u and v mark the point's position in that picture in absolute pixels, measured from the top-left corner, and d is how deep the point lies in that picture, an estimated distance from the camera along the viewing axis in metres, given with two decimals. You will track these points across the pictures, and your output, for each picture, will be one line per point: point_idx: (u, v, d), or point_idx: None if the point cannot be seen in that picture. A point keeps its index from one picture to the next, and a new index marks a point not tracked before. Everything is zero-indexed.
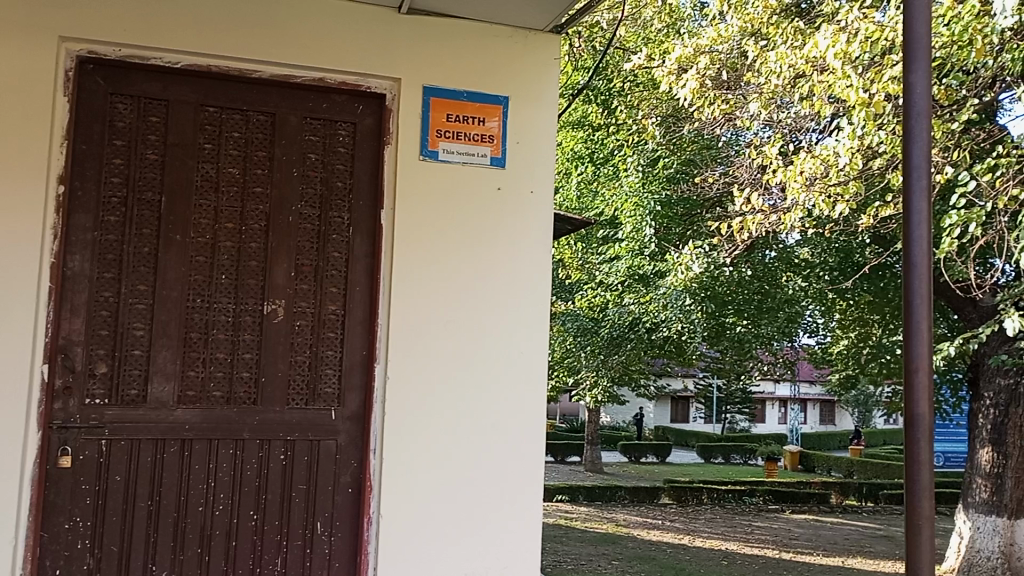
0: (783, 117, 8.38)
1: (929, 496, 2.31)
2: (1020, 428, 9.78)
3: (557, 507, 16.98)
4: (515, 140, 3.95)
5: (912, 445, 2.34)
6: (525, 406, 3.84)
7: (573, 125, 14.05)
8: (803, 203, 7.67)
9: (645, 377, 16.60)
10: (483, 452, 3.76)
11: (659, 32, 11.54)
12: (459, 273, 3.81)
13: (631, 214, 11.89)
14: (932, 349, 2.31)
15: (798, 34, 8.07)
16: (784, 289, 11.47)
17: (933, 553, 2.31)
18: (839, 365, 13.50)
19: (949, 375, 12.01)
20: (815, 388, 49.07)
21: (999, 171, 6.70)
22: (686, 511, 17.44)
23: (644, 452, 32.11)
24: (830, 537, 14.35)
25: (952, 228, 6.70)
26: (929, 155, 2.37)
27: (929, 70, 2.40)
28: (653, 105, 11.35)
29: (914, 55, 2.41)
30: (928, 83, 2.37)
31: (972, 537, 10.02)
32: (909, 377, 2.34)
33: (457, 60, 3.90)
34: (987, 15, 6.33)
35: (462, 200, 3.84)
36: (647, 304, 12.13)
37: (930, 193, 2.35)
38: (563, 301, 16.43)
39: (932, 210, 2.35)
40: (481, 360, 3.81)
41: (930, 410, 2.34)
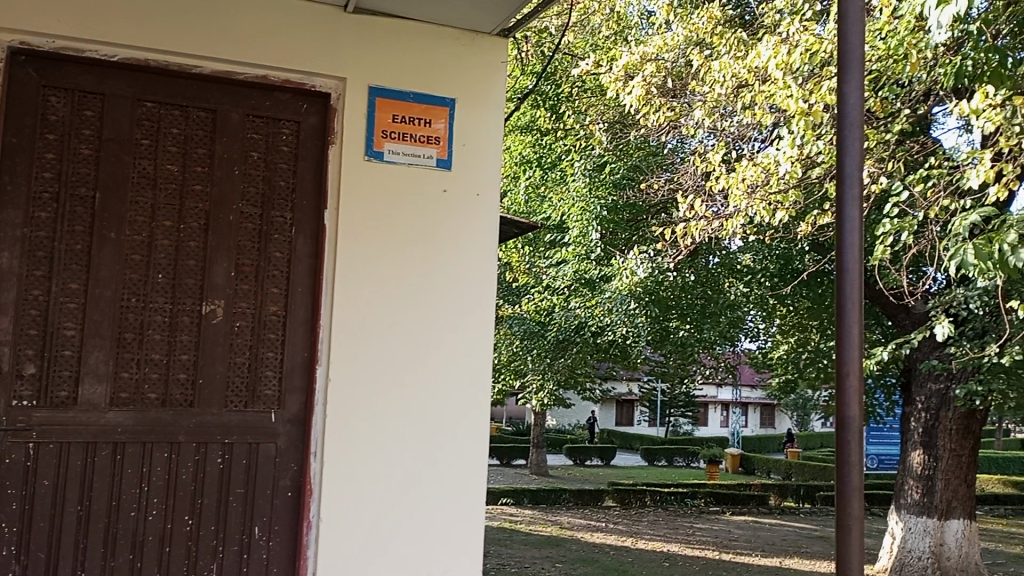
0: (726, 125, 8.49)
1: (858, 497, 2.37)
2: (950, 431, 10.10)
3: (502, 510, 16.98)
4: (462, 142, 3.94)
5: (843, 447, 2.41)
6: (469, 409, 3.83)
7: (521, 130, 14.09)
8: (745, 210, 7.79)
9: (591, 380, 16.72)
10: (425, 455, 3.74)
11: (606, 39, 11.68)
12: (404, 275, 3.79)
13: (578, 218, 12.07)
14: (862, 354, 2.38)
15: (741, 44, 8.23)
16: (726, 295, 11.72)
17: (862, 552, 2.38)
18: (779, 369, 13.78)
19: (883, 379, 12.36)
20: (756, 392, 50.07)
21: (931, 181, 6.94)
22: (630, 513, 17.60)
23: (589, 455, 32.32)
24: (768, 538, 14.64)
25: (886, 236, 6.92)
26: (860, 165, 2.43)
27: (861, 82, 2.47)
28: (601, 111, 11.59)
29: (847, 66, 2.48)
30: (859, 94, 2.44)
31: (903, 537, 10.33)
32: (840, 381, 2.40)
33: (405, 61, 3.88)
34: (921, 30, 6.56)
35: (408, 202, 3.82)
36: (593, 308, 12.23)
37: (860, 202, 2.42)
38: (510, 304, 16.45)
39: (863, 219, 2.42)
40: (425, 363, 3.78)
41: (860, 413, 2.41)
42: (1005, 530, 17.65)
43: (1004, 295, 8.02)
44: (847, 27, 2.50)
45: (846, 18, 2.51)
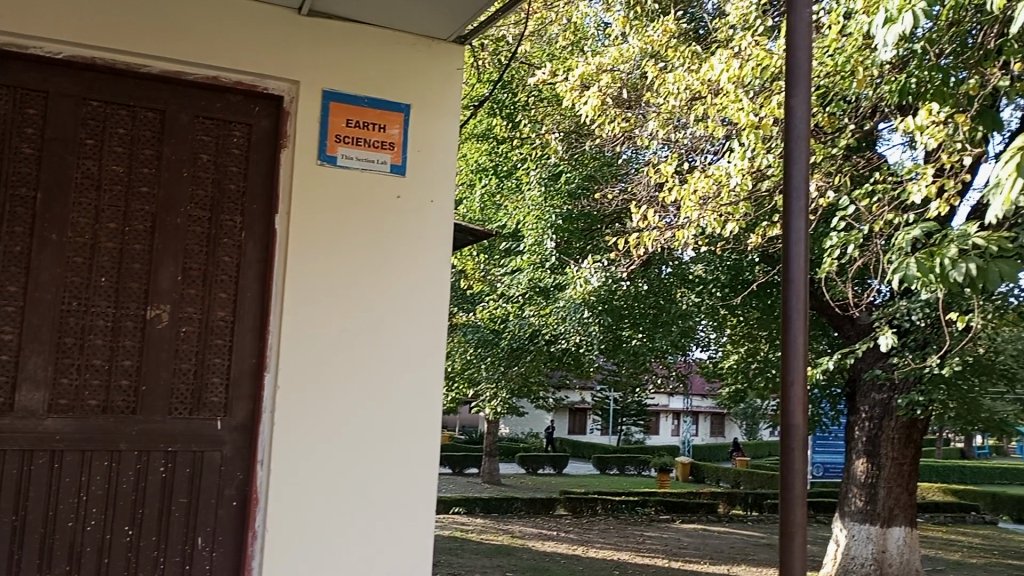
0: (679, 137, 8.57)
1: (802, 504, 2.41)
2: (892, 440, 10.33)
3: (453, 519, 16.88)
4: (417, 148, 3.92)
5: (787, 455, 2.45)
6: (420, 417, 3.80)
7: (477, 138, 14.11)
8: (696, 222, 7.89)
9: (544, 389, 16.75)
10: (375, 464, 3.70)
11: (563, 49, 11.78)
12: (355, 282, 3.75)
13: (533, 226, 12.08)
14: (807, 363, 2.42)
15: (695, 58, 8.37)
16: (678, 304, 11.76)
17: (805, 559, 2.42)
18: (728, 378, 13.96)
19: (829, 389, 12.61)
20: (707, 402, 50.77)
21: (875, 197, 7.13)
22: (581, 522, 17.66)
23: (542, 464, 32.33)
24: (717, 546, 14.81)
25: (833, 250, 7.12)
26: (806, 178, 2.49)
27: (808, 97, 2.53)
28: (557, 121, 11.90)
29: (795, 82, 2.53)
30: (806, 109, 2.50)
31: (847, 544, 10.53)
32: (785, 390, 2.44)
33: (360, 66, 3.85)
34: (868, 49, 6.75)
35: (361, 207, 3.79)
36: (546, 316, 12.27)
37: (805, 214, 2.47)
38: (464, 311, 16.41)
39: (808, 231, 2.48)
40: (376, 371, 3.75)
41: (805, 421, 2.45)
42: (944, 537, 18.11)
43: (945, 308, 8.24)
44: (795, 42, 2.55)
45: (795, 33, 2.56)
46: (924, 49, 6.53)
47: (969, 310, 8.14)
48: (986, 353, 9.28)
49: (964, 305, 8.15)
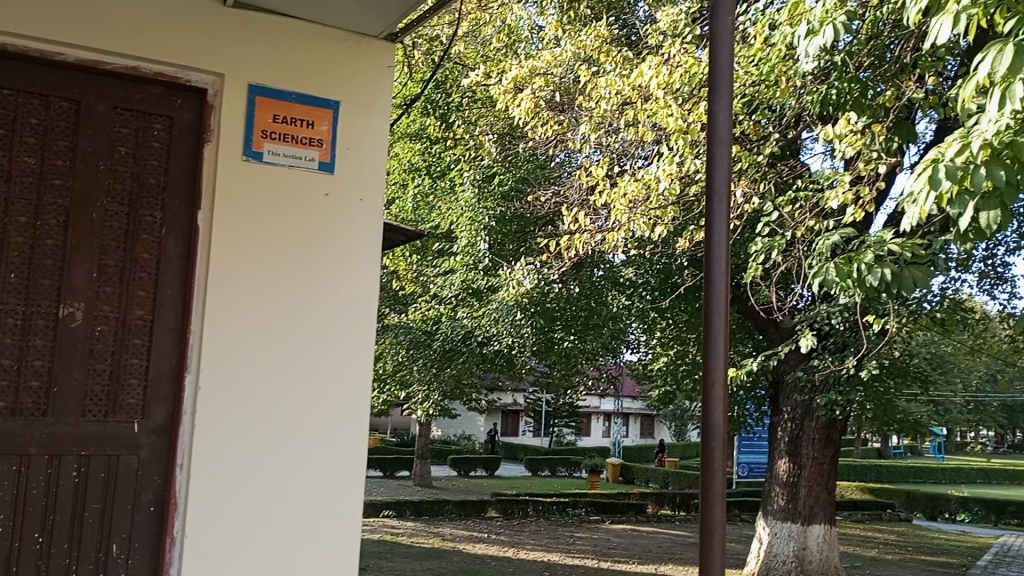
0: (611, 141, 8.67)
1: (720, 502, 2.46)
2: (813, 440, 10.64)
3: (383, 522, 16.71)
4: (345, 146, 3.86)
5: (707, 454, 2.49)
6: (347, 420, 3.76)
7: (411, 137, 13.98)
8: (626, 225, 7.99)
9: (477, 391, 16.75)
10: (299, 467, 3.63)
11: (497, 51, 11.80)
12: (281, 281, 3.67)
13: (465, 227, 12.08)
14: (726, 363, 2.47)
15: (626, 63, 8.48)
16: (608, 307, 11.95)
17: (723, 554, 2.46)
18: (658, 380, 14.20)
19: (754, 390, 12.91)
20: (637, 403, 51.55)
21: (798, 203, 7.35)
22: (512, 524, 17.69)
23: (474, 466, 32.28)
24: (645, 545, 15.02)
25: (757, 254, 7.31)
26: (728, 181, 2.54)
27: (730, 103, 2.59)
28: (490, 122, 11.71)
29: (718, 87, 2.59)
30: (728, 113, 2.56)
31: (770, 542, 10.79)
32: (705, 389, 2.49)
33: (287, 61, 3.78)
34: (791, 60, 6.95)
35: (288, 205, 3.71)
36: (479, 318, 12.26)
37: (727, 216, 2.53)
38: (397, 313, 16.28)
39: (729, 233, 2.53)
40: (303, 373, 3.68)
41: (724, 420, 2.50)
42: (861, 534, 18.76)
43: (862, 311, 8.53)
44: (719, 45, 2.61)
45: (717, 39, 2.61)
46: (844, 61, 6.75)
47: (884, 314, 8.44)
48: (901, 356, 9.66)
49: (880, 310, 8.45)
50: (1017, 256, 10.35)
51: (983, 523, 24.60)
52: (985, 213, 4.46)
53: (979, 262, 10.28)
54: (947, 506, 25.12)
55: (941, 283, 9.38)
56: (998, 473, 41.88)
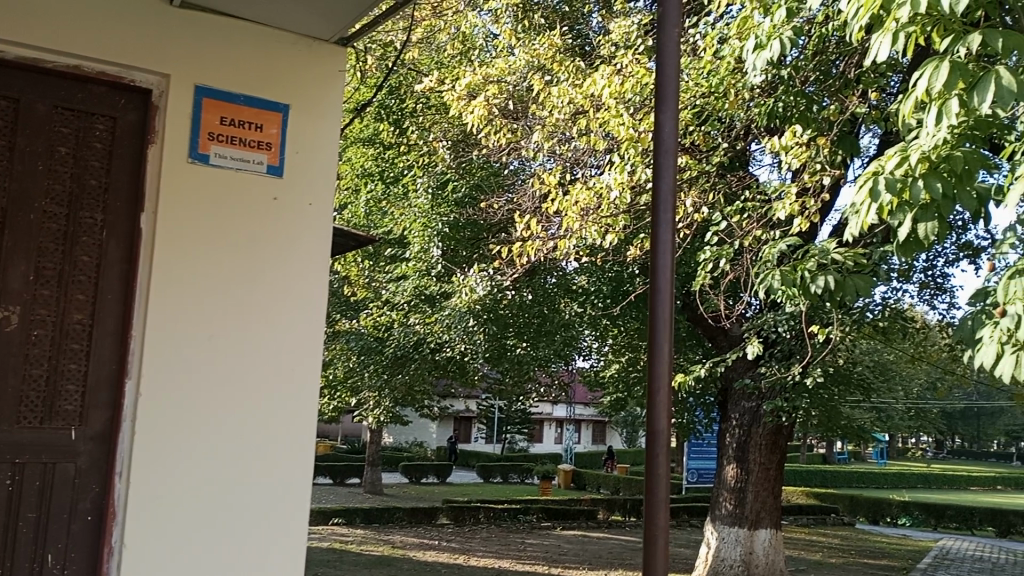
0: (564, 150, 8.73)
1: (665, 506, 2.49)
2: (759, 446, 10.83)
3: (332, 530, 16.51)
4: (294, 149, 3.82)
5: (652, 459, 2.52)
6: (292, 430, 3.70)
7: (364, 142, 13.88)
8: (578, 233, 8.05)
9: (428, 397, 16.68)
10: (243, 473, 3.56)
11: (451, 57, 11.81)
12: (227, 286, 3.61)
13: (418, 233, 12.03)
14: (671, 370, 2.50)
15: (579, 73, 8.56)
16: (561, 314, 12.02)
17: (666, 559, 2.49)
18: (610, 387, 14.32)
19: (703, 397, 13.08)
20: (589, 409, 51.87)
21: (745, 213, 7.51)
22: (463, 531, 17.63)
23: (426, 473, 32.12)
24: (595, 551, 15.09)
25: (705, 263, 7.43)
26: (673, 190, 2.58)
27: (676, 114, 2.63)
28: (443, 129, 11.81)
29: (664, 98, 2.63)
30: (674, 123, 2.60)
31: (717, 546, 10.89)
32: (651, 395, 2.51)
33: (236, 63, 3.72)
34: (740, 72, 7.11)
35: (234, 208, 3.65)
36: (431, 324, 12.13)
37: (672, 225, 2.56)
38: (348, 318, 16.14)
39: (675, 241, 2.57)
40: (248, 380, 3.62)
41: (668, 425, 2.52)
42: (806, 538, 19.10)
43: (808, 321, 8.68)
44: (665, 56, 2.64)
45: (663, 51, 2.65)
46: (790, 75, 6.95)
47: (828, 322, 8.63)
48: (844, 364, 9.89)
49: (824, 319, 8.64)
50: (955, 267, 10.68)
51: (923, 527, 25.25)
52: (922, 225, 4.61)
53: (919, 273, 10.58)
54: (889, 510, 25.72)
55: (882, 292, 9.64)
56: (937, 478, 43.05)
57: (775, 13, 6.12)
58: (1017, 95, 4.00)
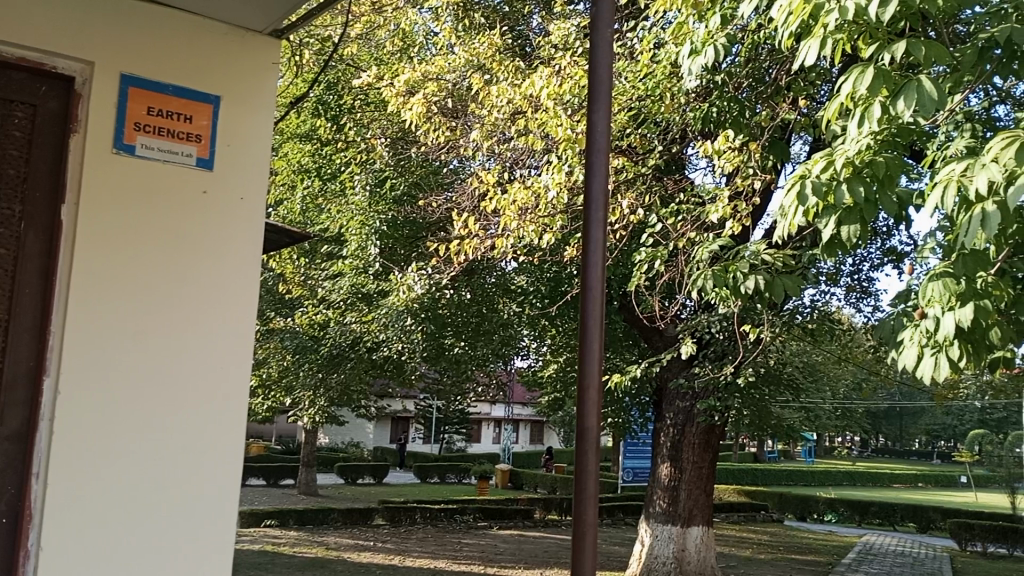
0: (502, 149, 8.75)
1: (593, 504, 2.51)
2: (692, 445, 11.07)
3: (265, 533, 16.19)
4: (229, 142, 3.36)
5: (582, 458, 2.53)
6: (222, 462, 3.20)
7: (300, 138, 13.62)
8: (516, 231, 8.07)
9: (366, 397, 16.49)
10: (177, 508, 3.08)
11: (391, 54, 11.72)
12: (160, 293, 3.13)
13: (355, 231, 11.85)
14: (602, 368, 2.52)
15: (518, 72, 8.59)
16: (499, 314, 12.04)
17: (593, 555, 2.51)
18: (548, 387, 14.39)
19: (639, 397, 13.24)
20: (527, 409, 52.09)
21: (679, 215, 7.65)
22: (399, 532, 17.50)
23: (362, 474, 31.77)
24: (532, 551, 15.15)
25: (641, 263, 7.57)
26: (605, 191, 2.59)
27: (608, 113, 2.63)
28: (382, 126, 11.93)
29: (596, 97, 2.62)
30: (606, 123, 2.60)
31: (651, 544, 11.06)
32: (581, 395, 2.52)
33: (165, 49, 3.26)
34: (675, 77, 7.27)
35: (167, 204, 3.18)
36: (367, 322, 12.00)
37: (603, 226, 2.57)
38: (284, 316, 15.89)
39: (604, 240, 2.58)
40: (175, 403, 3.12)
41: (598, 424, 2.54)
42: (736, 535, 19.50)
43: (739, 321, 8.90)
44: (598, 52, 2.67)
45: (597, 50, 2.65)
46: (724, 80, 7.16)
47: (760, 323, 8.84)
48: (775, 365, 10.12)
49: (756, 320, 8.85)
50: (880, 271, 11.02)
51: (848, 523, 26.03)
52: (846, 227, 4.74)
53: (846, 276, 10.89)
54: (816, 506, 26.46)
55: (811, 295, 9.89)
56: (862, 475, 44.47)
57: (710, 18, 6.25)
58: (937, 102, 4.16)
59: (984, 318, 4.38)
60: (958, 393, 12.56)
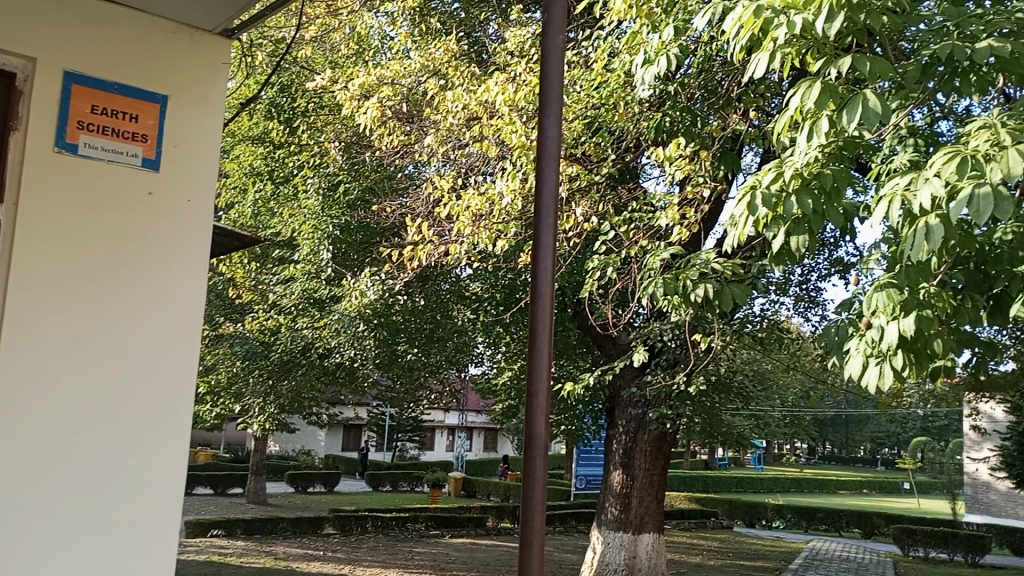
0: (458, 156, 8.76)
1: (541, 509, 2.51)
2: (644, 452, 11.11)
3: (211, 543, 15.87)
4: (174, 143, 3.27)
5: (529, 461, 2.53)
6: (163, 472, 3.07)
7: (252, 141, 13.44)
8: (470, 238, 8.06)
9: (317, 404, 16.30)
10: (118, 521, 2.94)
11: (346, 58, 11.66)
12: (103, 296, 3.01)
13: (307, 236, 11.69)
14: (551, 370, 2.55)
15: (473, 79, 8.63)
16: (454, 320, 12.02)
17: (541, 560, 2.49)
18: (502, 394, 14.41)
19: (592, 404, 13.32)
20: (481, 417, 52.02)
21: (632, 223, 7.73)
22: (350, 541, 17.31)
23: (312, 482, 31.33)
24: (484, 559, 15.12)
25: (594, 271, 7.63)
26: (555, 194, 2.63)
27: (558, 118, 2.70)
28: (336, 129, 11.63)
29: (547, 100, 2.69)
30: (557, 127, 2.67)
31: (603, 551, 11.07)
32: (530, 397, 2.54)
33: (109, 47, 3.15)
34: (630, 86, 7.38)
35: (111, 205, 3.07)
36: (320, 328, 11.72)
37: (554, 228, 2.60)
38: (233, 322, 15.64)
39: (555, 244, 2.61)
40: (117, 410, 2.99)
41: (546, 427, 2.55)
42: (687, 541, 19.70)
43: (691, 329, 9.00)
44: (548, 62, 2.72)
45: (548, 55, 2.71)
46: (677, 91, 7.28)
47: (710, 332, 8.97)
48: (725, 373, 10.26)
49: (706, 328, 8.96)
50: (827, 281, 11.26)
51: (795, 529, 26.49)
52: (794, 238, 4.83)
53: (794, 286, 11.11)
54: (764, 513, 26.87)
55: (761, 304, 10.06)
56: (809, 482, 45.31)
57: (664, 29, 6.36)
58: (882, 117, 4.27)
59: (928, 328, 4.48)
60: (900, 401, 12.88)
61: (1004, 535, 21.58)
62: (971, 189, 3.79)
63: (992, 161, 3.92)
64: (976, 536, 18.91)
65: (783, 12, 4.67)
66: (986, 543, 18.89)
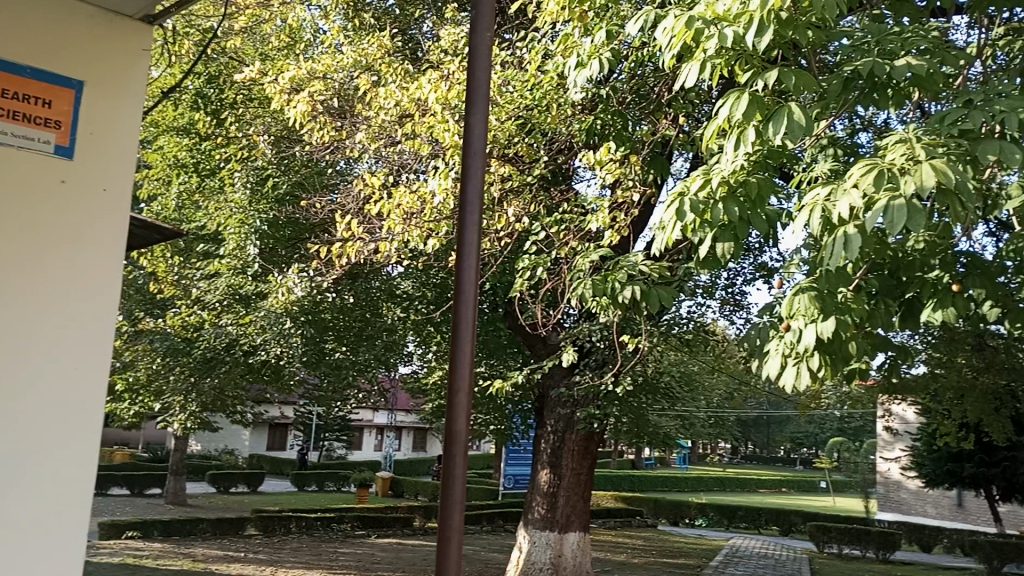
0: (390, 153, 8.69)
1: (458, 506, 2.71)
2: (572, 452, 11.20)
3: (127, 545, 15.35)
4: (89, 130, 3.21)
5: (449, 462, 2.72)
6: (72, 464, 3.07)
7: (177, 131, 13.03)
8: (400, 236, 8.00)
9: (241, 402, 15.94)
10: (26, 512, 2.95)
11: (277, 50, 11.46)
12: (13, 287, 2.95)
13: (234, 230, 11.42)
14: (470, 374, 2.75)
15: (406, 76, 8.56)
16: (383, 319, 11.92)
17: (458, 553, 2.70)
18: (432, 393, 14.34)
19: (521, 404, 13.36)
20: (410, 416, 51.68)
21: (562, 224, 7.77)
22: (273, 541, 16.96)
23: (235, 482, 30.63)
24: (410, 559, 15.02)
25: (524, 271, 7.67)
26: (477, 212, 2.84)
27: (483, 140, 2.91)
28: (266, 123, 11.45)
29: (473, 126, 2.90)
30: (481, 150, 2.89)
31: (528, 550, 11.12)
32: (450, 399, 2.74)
33: (22, 30, 3.06)
34: (563, 88, 7.45)
35: (22, 195, 3.00)
36: (245, 326, 11.49)
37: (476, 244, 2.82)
38: (153, 317, 15.16)
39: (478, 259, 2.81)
40: (26, 401, 2.97)
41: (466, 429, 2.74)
42: (612, 540, 19.92)
43: (619, 331, 9.10)
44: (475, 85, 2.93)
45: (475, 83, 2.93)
46: (609, 95, 7.41)
47: (637, 332, 9.07)
48: (652, 374, 10.44)
49: (634, 329, 9.06)
50: (751, 285, 11.54)
51: (717, 527, 27.08)
52: (721, 244, 4.93)
53: (720, 290, 11.36)
54: (687, 511, 27.41)
55: (688, 308, 10.26)
56: (731, 481, 46.35)
57: (597, 33, 6.42)
58: (805, 129, 4.40)
59: (845, 331, 4.66)
60: (818, 403, 13.29)
61: (913, 532, 22.48)
62: (887, 200, 3.93)
63: (906, 174, 4.02)
64: (887, 533, 19.66)
65: (713, 24, 4.79)
66: (896, 540, 19.65)
